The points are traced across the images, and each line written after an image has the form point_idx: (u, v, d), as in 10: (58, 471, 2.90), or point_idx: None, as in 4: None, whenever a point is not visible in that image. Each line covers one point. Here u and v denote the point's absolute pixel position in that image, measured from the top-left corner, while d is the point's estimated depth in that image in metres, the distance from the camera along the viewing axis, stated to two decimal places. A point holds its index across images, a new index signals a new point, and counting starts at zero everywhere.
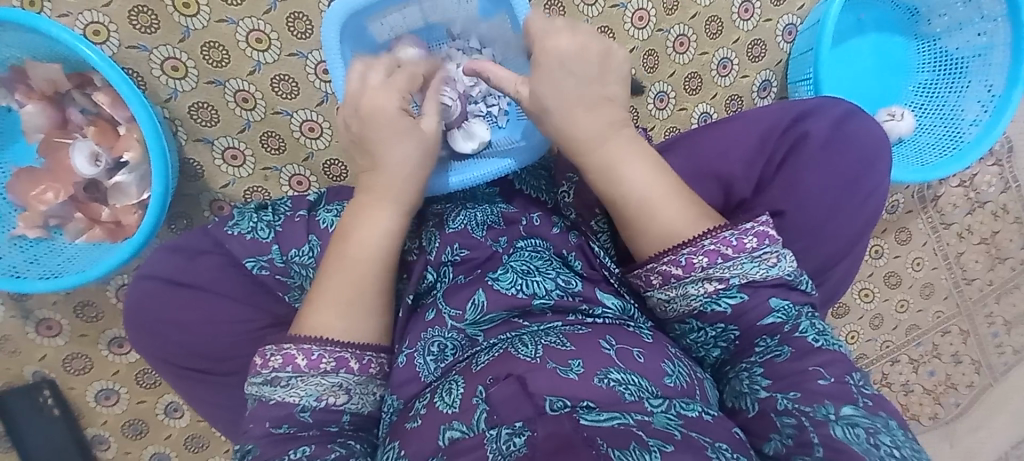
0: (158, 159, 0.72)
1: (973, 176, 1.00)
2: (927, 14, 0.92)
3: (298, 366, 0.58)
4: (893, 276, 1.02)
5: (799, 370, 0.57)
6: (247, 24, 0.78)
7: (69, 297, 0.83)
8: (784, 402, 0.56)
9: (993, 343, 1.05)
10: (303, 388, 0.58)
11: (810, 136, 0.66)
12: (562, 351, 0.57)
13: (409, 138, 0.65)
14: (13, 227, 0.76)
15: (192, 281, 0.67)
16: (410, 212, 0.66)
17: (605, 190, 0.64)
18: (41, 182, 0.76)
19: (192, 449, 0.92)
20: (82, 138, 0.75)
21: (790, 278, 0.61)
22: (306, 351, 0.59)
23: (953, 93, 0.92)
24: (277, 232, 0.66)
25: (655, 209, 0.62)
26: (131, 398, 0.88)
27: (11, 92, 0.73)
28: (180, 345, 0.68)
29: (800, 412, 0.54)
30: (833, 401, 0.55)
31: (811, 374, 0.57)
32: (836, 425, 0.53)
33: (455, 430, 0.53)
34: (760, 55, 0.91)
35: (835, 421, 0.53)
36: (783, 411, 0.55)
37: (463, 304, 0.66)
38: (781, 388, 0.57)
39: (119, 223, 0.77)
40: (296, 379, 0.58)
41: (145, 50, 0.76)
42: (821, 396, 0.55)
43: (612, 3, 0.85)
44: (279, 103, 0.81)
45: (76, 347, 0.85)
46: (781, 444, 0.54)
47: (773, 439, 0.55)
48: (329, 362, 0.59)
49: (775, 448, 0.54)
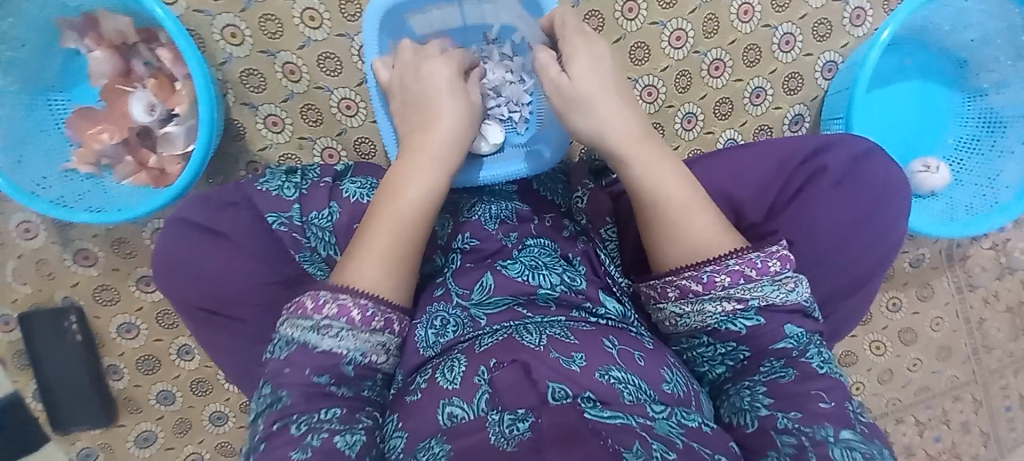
0: (206, 115, 0.78)
1: (1007, 241, 0.97)
2: (977, 67, 0.90)
3: (352, 319, 0.59)
4: (909, 333, 0.99)
5: (801, 392, 0.59)
6: (302, 2, 0.83)
7: (108, 232, 0.91)
8: (784, 421, 0.57)
9: (1005, 417, 1.01)
10: (354, 343, 0.59)
11: (827, 170, 0.67)
12: (565, 343, 0.59)
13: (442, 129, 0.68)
14: (66, 161, 0.83)
15: (218, 229, 0.71)
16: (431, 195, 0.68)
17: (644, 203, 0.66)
18: (99, 123, 0.83)
19: (195, 393, 0.97)
20: (142, 88, 0.82)
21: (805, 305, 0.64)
22: (362, 307, 0.59)
23: (995, 149, 0.90)
24: (302, 193, 0.72)
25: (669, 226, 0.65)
26: (149, 335, 0.95)
27: (81, 37, 0.80)
28: (196, 287, 0.73)
29: (800, 431, 0.56)
30: (831, 424, 0.56)
31: (811, 397, 0.58)
32: (835, 447, 0.54)
33: (456, 407, 0.54)
34: (796, 88, 0.91)
35: (833, 443, 0.55)
36: (783, 430, 0.57)
37: (471, 284, 0.69)
38: (782, 407, 0.59)
39: (164, 171, 0.83)
40: (348, 332, 0.59)
41: (208, 15, 0.83)
42: (821, 418, 0.57)
43: (652, 20, 0.86)
44: (322, 79, 0.86)
45: (106, 279, 0.92)
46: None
47: (769, 456, 0.55)
48: (381, 321, 0.61)
49: None
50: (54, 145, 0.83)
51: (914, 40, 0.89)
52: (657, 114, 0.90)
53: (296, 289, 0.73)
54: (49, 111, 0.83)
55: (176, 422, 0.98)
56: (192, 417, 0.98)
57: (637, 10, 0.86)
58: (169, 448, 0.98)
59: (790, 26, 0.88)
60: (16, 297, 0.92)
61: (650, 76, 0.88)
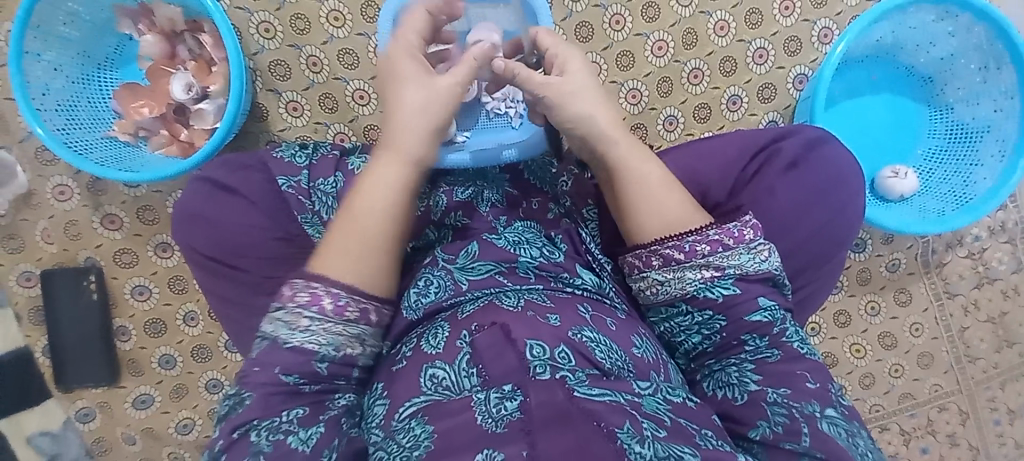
0: (235, 95, 0.88)
1: (984, 250, 1.00)
2: (943, 84, 0.97)
3: (323, 308, 0.58)
4: (888, 337, 1.01)
5: (788, 371, 0.61)
6: (329, 5, 0.95)
7: (135, 200, 1.00)
8: (775, 395, 0.60)
9: (995, 432, 1.00)
10: (324, 337, 0.58)
11: (782, 156, 0.72)
12: (542, 306, 0.63)
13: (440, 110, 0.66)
14: (108, 128, 0.94)
15: (234, 187, 0.79)
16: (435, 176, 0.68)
17: (649, 193, 0.66)
18: (142, 99, 0.94)
19: (196, 359, 1.02)
20: (182, 70, 0.93)
21: (777, 273, 0.65)
22: (334, 295, 0.59)
23: (964, 159, 0.96)
24: (311, 161, 0.79)
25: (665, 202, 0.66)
26: (160, 298, 1.01)
27: (135, 23, 0.92)
28: (209, 237, 0.79)
29: (790, 405, 0.58)
30: (818, 401, 0.59)
31: (797, 375, 0.61)
32: (823, 421, 0.57)
33: (438, 369, 0.58)
34: (769, 97, 0.99)
35: (821, 418, 0.58)
36: (773, 402, 0.59)
37: (457, 250, 0.72)
38: (771, 384, 0.61)
39: (193, 144, 0.93)
40: (317, 326, 0.58)
41: (247, 12, 0.95)
42: (808, 395, 0.60)
43: (637, 32, 0.96)
44: (340, 71, 0.97)
45: (128, 243, 1.00)
46: (769, 431, 0.57)
47: (760, 426, 0.58)
48: (353, 312, 0.60)
49: (762, 433, 0.58)
50: (100, 116, 0.94)
51: (879, 56, 0.97)
52: (639, 115, 0.98)
53: (296, 246, 0.79)
54: (98, 86, 0.95)
55: (174, 387, 1.02)
56: (190, 383, 1.02)
57: (623, 22, 0.96)
58: (164, 411, 1.03)
59: (763, 42, 0.97)
60: (43, 255, 1.00)
61: (635, 80, 0.97)
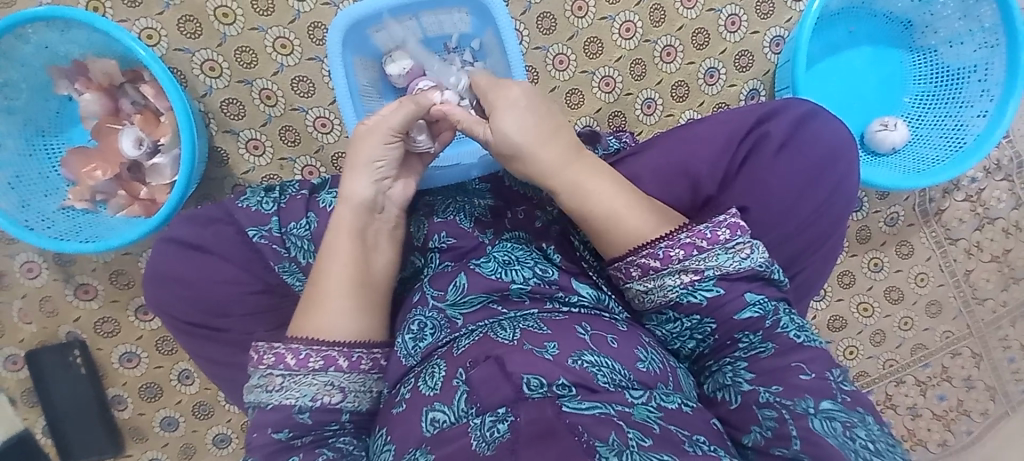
0: (188, 143, 0.82)
1: (981, 191, 0.98)
2: (923, 28, 0.94)
3: (289, 365, 0.59)
4: (894, 291, 0.99)
5: (782, 366, 0.57)
6: (274, 32, 0.90)
7: (106, 265, 0.95)
8: (766, 395, 0.56)
9: (1010, 370, 1.00)
10: (298, 389, 0.59)
11: (770, 137, 0.68)
12: (538, 334, 0.58)
13: (383, 137, 0.66)
14: (63, 198, 0.89)
15: (200, 244, 0.74)
16: (387, 206, 0.68)
17: (624, 208, 0.62)
18: (93, 161, 0.89)
19: (198, 416, 0.99)
20: (129, 125, 0.88)
21: (764, 269, 0.59)
22: (295, 351, 0.59)
23: (952, 102, 0.93)
24: (279, 206, 0.72)
25: (638, 204, 0.63)
26: (150, 362, 0.98)
27: (72, 82, 0.86)
28: (185, 299, 0.75)
29: (781, 405, 0.54)
30: (812, 395, 0.55)
31: (792, 370, 0.56)
32: (814, 419, 0.53)
33: (439, 411, 0.54)
34: (747, 65, 0.95)
35: (814, 415, 0.53)
36: (765, 404, 0.55)
37: (445, 285, 0.66)
38: (764, 382, 0.57)
39: (155, 200, 0.89)
40: (289, 380, 0.59)
41: (188, 52, 0.89)
42: (801, 390, 0.55)
43: (601, 15, 0.91)
44: (297, 100, 0.92)
45: (107, 311, 0.96)
46: (760, 436, 0.54)
47: (752, 431, 0.55)
48: (318, 361, 0.60)
49: (754, 440, 0.54)
50: (52, 184, 0.89)
51: (855, 8, 0.93)
52: (616, 103, 0.94)
53: (279, 296, 0.75)
54: (45, 153, 0.90)
55: (181, 447, 1.00)
56: (197, 441, 1.00)
57: (585, 7, 0.91)
58: None
59: (733, 8, 0.93)
60: (23, 336, 0.96)
61: (606, 67, 0.93)
